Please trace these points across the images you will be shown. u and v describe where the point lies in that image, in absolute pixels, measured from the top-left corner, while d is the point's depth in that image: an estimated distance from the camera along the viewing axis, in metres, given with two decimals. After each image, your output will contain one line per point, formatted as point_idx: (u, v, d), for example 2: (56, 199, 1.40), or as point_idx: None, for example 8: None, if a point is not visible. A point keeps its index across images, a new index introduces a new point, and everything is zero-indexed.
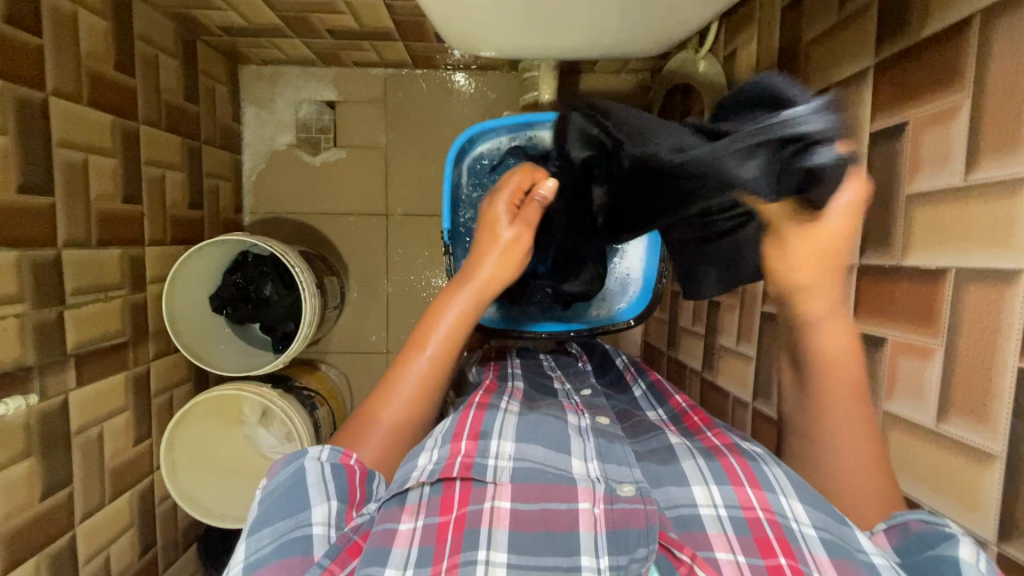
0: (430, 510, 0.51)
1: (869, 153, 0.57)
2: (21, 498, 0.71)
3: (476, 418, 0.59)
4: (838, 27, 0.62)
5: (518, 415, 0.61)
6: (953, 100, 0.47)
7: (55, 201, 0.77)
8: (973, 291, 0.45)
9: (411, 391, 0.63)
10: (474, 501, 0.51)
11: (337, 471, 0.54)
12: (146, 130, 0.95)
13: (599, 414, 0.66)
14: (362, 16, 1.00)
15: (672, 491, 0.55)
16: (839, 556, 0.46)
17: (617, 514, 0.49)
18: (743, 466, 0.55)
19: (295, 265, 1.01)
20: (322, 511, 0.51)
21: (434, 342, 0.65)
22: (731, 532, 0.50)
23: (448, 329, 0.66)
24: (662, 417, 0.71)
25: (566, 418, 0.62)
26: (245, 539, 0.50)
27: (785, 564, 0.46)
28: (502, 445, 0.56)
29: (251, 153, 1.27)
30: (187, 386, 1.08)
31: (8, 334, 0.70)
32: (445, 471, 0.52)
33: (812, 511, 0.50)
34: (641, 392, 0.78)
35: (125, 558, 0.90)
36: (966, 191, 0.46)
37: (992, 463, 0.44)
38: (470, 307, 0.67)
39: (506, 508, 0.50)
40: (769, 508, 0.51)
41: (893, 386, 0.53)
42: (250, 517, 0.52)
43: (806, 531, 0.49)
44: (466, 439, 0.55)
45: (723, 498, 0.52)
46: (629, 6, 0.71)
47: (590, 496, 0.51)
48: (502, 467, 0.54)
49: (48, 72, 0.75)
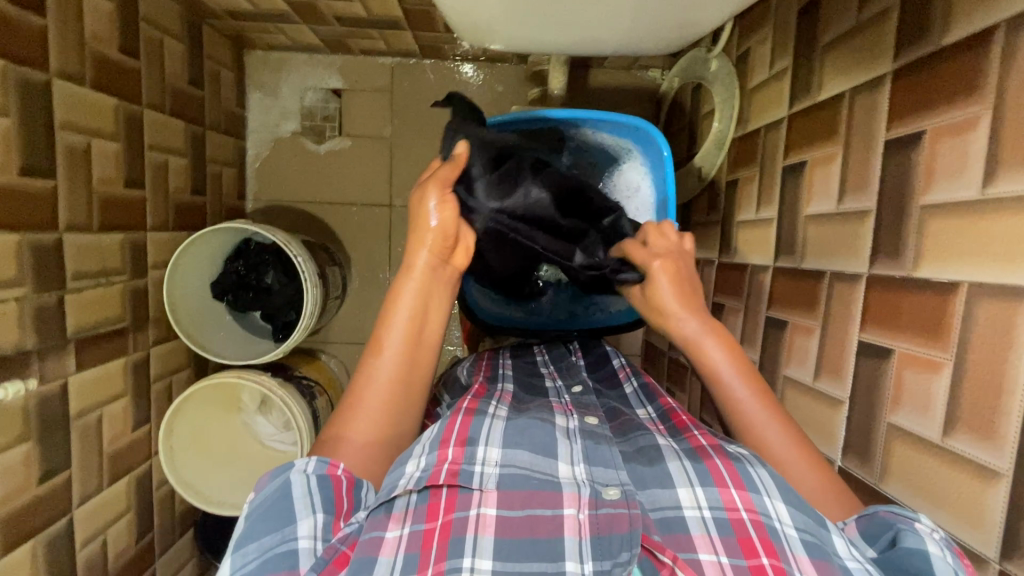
0: (416, 517, 0.51)
1: (882, 161, 0.56)
2: (19, 481, 0.71)
3: (463, 423, 0.58)
4: (856, 31, 0.61)
5: (506, 420, 0.60)
6: (972, 111, 0.47)
7: (57, 185, 0.76)
8: (986, 307, 0.45)
9: (382, 393, 0.61)
10: (460, 508, 0.51)
11: (324, 483, 0.53)
12: (150, 115, 0.94)
13: (588, 415, 0.66)
14: (371, 4, 0.98)
15: (658, 493, 0.54)
16: (819, 557, 0.46)
17: (601, 520, 0.50)
18: (728, 466, 0.54)
19: (297, 255, 1.01)
20: (306, 524, 0.50)
21: (396, 339, 0.63)
22: (715, 535, 0.50)
23: (406, 315, 0.64)
24: (651, 416, 0.70)
25: (554, 421, 0.62)
26: (230, 556, 0.49)
27: (767, 564, 0.46)
28: (489, 451, 0.55)
29: (255, 139, 1.26)
30: (186, 373, 1.08)
31: (8, 318, 0.69)
32: (432, 479, 0.52)
33: (796, 512, 0.50)
34: (632, 390, 0.77)
35: (122, 542, 0.90)
36: (982, 205, 0.45)
37: (999, 481, 0.44)
38: (423, 291, 0.65)
39: (491, 515, 0.50)
40: (753, 508, 0.50)
41: (898, 399, 0.52)
42: (237, 532, 0.51)
43: (789, 531, 0.48)
44: (454, 445, 0.55)
45: (708, 500, 0.52)
46: (642, 4, 0.70)
47: (575, 502, 0.51)
48: (488, 474, 0.53)
49: (51, 53, 0.74)
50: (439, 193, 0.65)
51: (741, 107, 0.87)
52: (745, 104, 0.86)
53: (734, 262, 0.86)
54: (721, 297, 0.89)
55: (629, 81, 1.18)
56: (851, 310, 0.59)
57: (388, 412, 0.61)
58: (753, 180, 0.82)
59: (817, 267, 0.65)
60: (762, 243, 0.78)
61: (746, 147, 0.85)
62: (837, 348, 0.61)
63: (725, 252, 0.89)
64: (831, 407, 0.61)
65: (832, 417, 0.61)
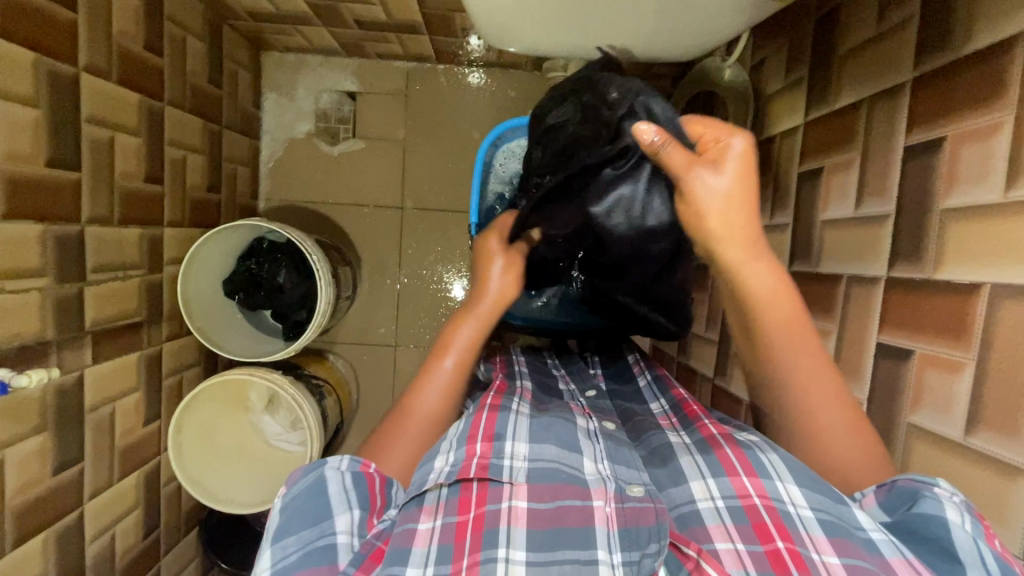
0: (448, 510, 0.51)
1: (902, 166, 0.57)
2: (34, 472, 0.71)
3: (488, 420, 0.58)
4: (874, 41, 0.63)
5: (528, 417, 0.60)
6: (994, 118, 0.48)
7: (81, 177, 0.76)
8: (1008, 308, 0.46)
9: (436, 399, 0.65)
10: (492, 500, 0.51)
11: (358, 480, 0.54)
12: (171, 111, 0.95)
13: (605, 418, 0.66)
14: (392, 7, 1.00)
15: (673, 492, 0.55)
16: (837, 535, 0.46)
17: (628, 512, 0.50)
18: (738, 454, 0.55)
19: (312, 253, 1.01)
20: (344, 519, 0.50)
21: (454, 354, 0.68)
22: (730, 523, 0.50)
23: (468, 338, 0.69)
24: (664, 408, 0.71)
25: (575, 421, 0.62)
26: (268, 549, 0.49)
27: (783, 549, 0.46)
28: (516, 446, 0.55)
29: (269, 139, 1.27)
30: (197, 369, 1.07)
31: (30, 308, 0.70)
32: (462, 473, 0.52)
33: (810, 493, 0.50)
34: (646, 382, 0.78)
35: (130, 538, 0.89)
36: (1004, 208, 0.47)
37: (1023, 478, 0.44)
38: (478, 334, 0.70)
39: (523, 508, 0.50)
40: (765, 494, 0.51)
41: (919, 399, 0.53)
42: (271, 526, 0.51)
43: (804, 512, 0.49)
44: (481, 440, 0.55)
45: (720, 490, 0.53)
46: (664, 11, 0.72)
47: (602, 495, 0.52)
48: (518, 467, 0.53)
49: (80, 48, 0.75)
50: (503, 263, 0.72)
51: (755, 114, 0.89)
52: (760, 113, 0.88)
53: (748, 267, 0.87)
54: None
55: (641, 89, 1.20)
56: (870, 313, 0.59)
57: (435, 425, 0.64)
58: (767, 186, 0.83)
59: (834, 271, 0.66)
60: (777, 248, 0.79)
61: (761, 154, 0.86)
62: (855, 350, 0.61)
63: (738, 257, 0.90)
64: None
65: None
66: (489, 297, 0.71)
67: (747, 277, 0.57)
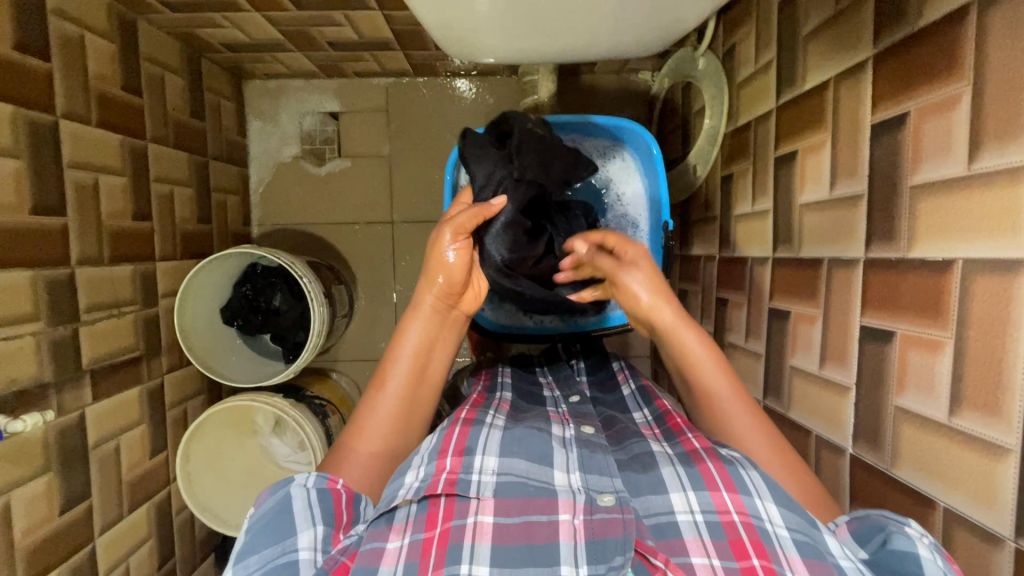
0: (416, 527, 0.51)
1: (871, 144, 0.56)
2: (41, 513, 0.73)
3: (461, 433, 0.58)
4: (835, 20, 0.62)
5: (503, 429, 0.61)
6: (953, 90, 0.47)
7: (68, 221, 0.78)
8: (981, 283, 0.45)
9: (378, 433, 0.64)
10: (457, 516, 0.51)
11: (323, 496, 0.54)
12: (154, 148, 0.97)
13: (584, 423, 0.66)
14: (361, 27, 1.00)
15: (651, 500, 0.54)
16: (812, 556, 0.46)
17: (596, 524, 0.50)
18: (720, 469, 0.54)
19: (302, 275, 1.02)
20: (307, 536, 0.51)
21: (394, 381, 0.66)
22: (707, 538, 0.50)
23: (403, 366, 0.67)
24: (647, 419, 0.70)
25: (550, 430, 0.62)
26: (233, 567, 0.50)
27: (758, 565, 0.46)
28: (486, 460, 0.56)
29: (258, 166, 1.29)
30: (200, 399, 1.09)
31: (25, 352, 0.72)
32: (430, 488, 0.52)
33: (786, 512, 0.50)
34: (629, 391, 0.78)
35: (145, 569, 0.91)
36: (969, 180, 0.46)
37: (1008, 457, 0.43)
38: (424, 335, 0.69)
39: (488, 523, 0.50)
40: (744, 511, 0.50)
41: (903, 380, 0.52)
42: (237, 544, 0.52)
43: (779, 532, 0.49)
44: (451, 455, 0.55)
45: (700, 504, 0.52)
46: (623, 8, 0.71)
47: (570, 508, 0.51)
48: (485, 482, 0.54)
49: (57, 96, 0.77)
50: (456, 236, 0.69)
51: (730, 102, 0.88)
52: (733, 100, 0.87)
53: (734, 255, 0.86)
54: (724, 292, 0.89)
55: (620, 84, 1.19)
56: (852, 295, 0.58)
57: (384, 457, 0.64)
58: (747, 174, 0.82)
59: (816, 254, 0.64)
60: (760, 236, 0.78)
61: (738, 141, 0.85)
62: (841, 335, 0.60)
63: (725, 247, 0.89)
64: (838, 394, 0.61)
65: (840, 404, 0.61)
66: (433, 293, 0.69)
67: (684, 347, 0.67)
